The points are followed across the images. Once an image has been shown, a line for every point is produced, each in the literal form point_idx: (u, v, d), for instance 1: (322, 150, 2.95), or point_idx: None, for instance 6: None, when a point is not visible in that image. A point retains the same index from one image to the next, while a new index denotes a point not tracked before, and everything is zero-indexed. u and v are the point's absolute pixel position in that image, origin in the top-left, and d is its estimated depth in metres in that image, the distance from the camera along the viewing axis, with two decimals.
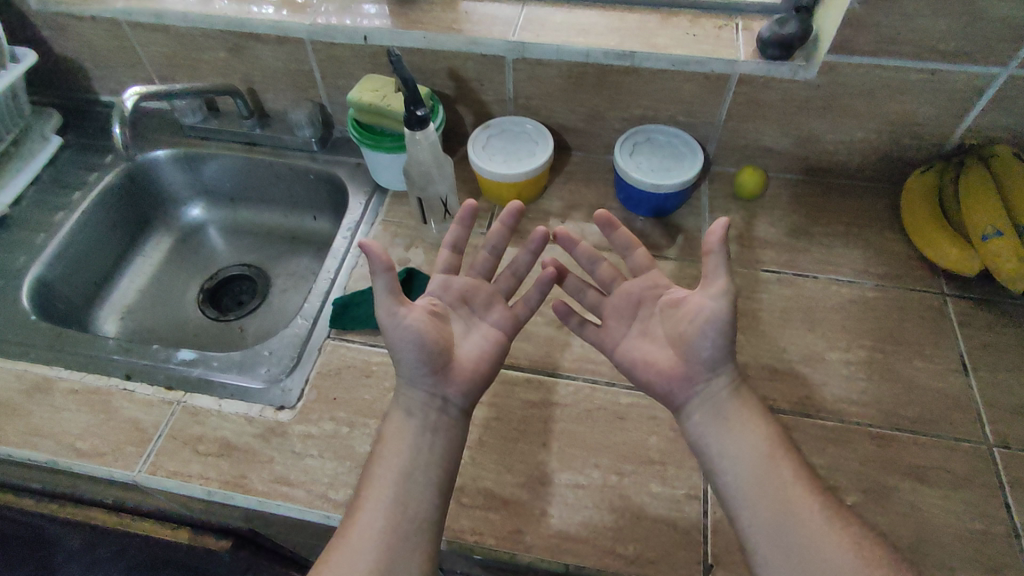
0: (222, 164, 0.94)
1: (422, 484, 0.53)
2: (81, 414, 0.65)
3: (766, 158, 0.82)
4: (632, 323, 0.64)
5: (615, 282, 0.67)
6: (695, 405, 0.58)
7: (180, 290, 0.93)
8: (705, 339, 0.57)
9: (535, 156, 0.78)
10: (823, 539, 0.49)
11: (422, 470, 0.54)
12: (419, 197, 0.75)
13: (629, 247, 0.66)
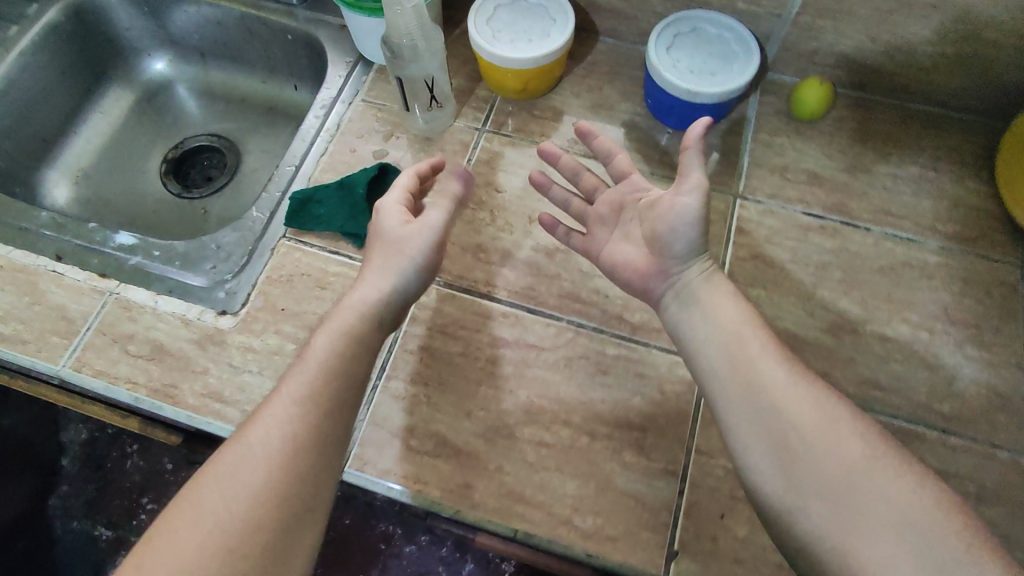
0: (187, 10, 0.79)
1: (320, 406, 0.44)
2: (4, 293, 0.58)
3: (840, 70, 0.65)
4: (614, 229, 0.55)
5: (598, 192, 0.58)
6: (671, 296, 0.50)
7: (142, 156, 0.83)
8: (679, 236, 0.48)
9: (549, 38, 0.63)
10: (804, 425, 0.40)
11: (320, 391, 0.45)
12: (401, 78, 0.62)
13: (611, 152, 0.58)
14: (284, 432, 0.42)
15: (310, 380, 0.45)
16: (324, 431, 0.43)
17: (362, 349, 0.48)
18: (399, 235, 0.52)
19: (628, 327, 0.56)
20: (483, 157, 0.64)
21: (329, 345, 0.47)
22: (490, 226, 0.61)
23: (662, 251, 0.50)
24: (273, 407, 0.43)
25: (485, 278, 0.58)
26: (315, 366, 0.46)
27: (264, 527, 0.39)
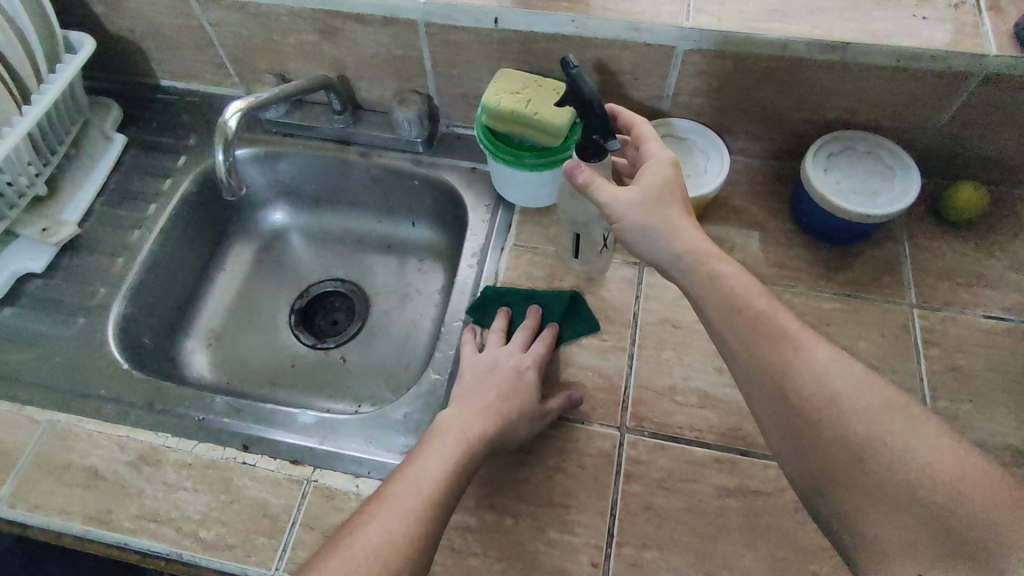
0: (309, 164, 0.81)
1: (435, 506, 0.47)
2: (199, 494, 0.56)
3: (980, 169, 0.67)
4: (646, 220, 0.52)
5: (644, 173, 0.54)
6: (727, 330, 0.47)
7: (269, 309, 0.82)
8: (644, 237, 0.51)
9: (704, 174, 0.65)
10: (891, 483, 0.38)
11: (435, 488, 0.48)
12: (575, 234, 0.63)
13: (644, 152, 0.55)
14: (398, 521, 0.45)
15: (428, 477, 0.48)
16: (434, 529, 0.46)
17: (475, 456, 0.51)
18: (532, 390, 0.56)
19: None
20: (651, 292, 0.64)
21: (448, 447, 0.51)
22: (678, 365, 0.60)
23: (647, 244, 0.52)
24: (392, 496, 0.47)
25: (689, 422, 0.57)
26: (435, 464, 0.49)
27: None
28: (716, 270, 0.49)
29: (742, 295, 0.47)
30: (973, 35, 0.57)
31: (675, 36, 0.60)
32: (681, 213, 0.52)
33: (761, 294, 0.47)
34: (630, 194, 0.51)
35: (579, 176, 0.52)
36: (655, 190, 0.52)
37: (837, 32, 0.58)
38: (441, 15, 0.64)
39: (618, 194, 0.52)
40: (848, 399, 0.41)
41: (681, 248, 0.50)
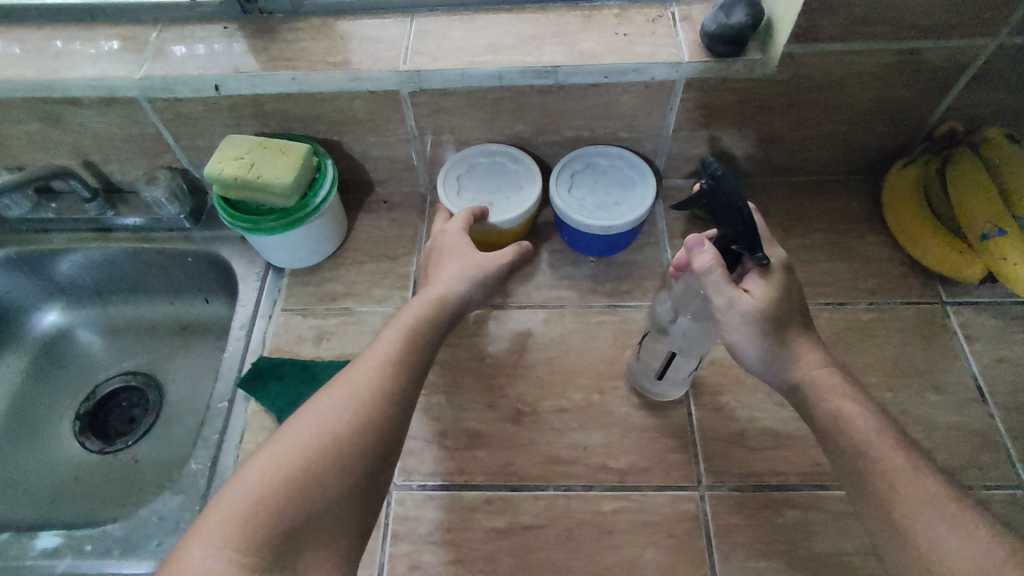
0: (73, 259, 0.75)
1: (368, 416, 0.44)
2: None
3: (724, 165, 0.71)
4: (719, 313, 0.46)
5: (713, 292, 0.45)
6: (786, 368, 0.45)
7: (50, 418, 0.75)
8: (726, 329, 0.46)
9: (520, 192, 0.65)
10: (947, 540, 0.37)
11: (371, 392, 0.45)
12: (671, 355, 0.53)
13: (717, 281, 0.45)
14: (332, 425, 0.43)
15: (374, 369, 0.46)
16: (370, 439, 0.43)
17: (412, 366, 0.48)
18: (464, 240, 0.57)
19: (617, 475, 0.55)
20: None
21: (392, 338, 0.49)
22: (449, 407, 0.58)
23: (762, 365, 0.46)
24: (323, 405, 0.44)
25: (460, 467, 0.55)
26: (367, 370, 0.46)
27: (290, 507, 0.40)
28: (813, 383, 0.45)
29: (833, 399, 0.44)
30: (670, 45, 0.60)
31: (395, 80, 0.60)
32: (805, 335, 0.46)
33: (843, 391, 0.44)
34: (749, 302, 0.44)
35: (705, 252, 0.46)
36: (767, 316, 0.45)
37: (547, 58, 0.60)
38: (159, 89, 0.61)
39: (737, 300, 0.44)
40: (916, 517, 0.39)
41: (799, 380, 0.45)
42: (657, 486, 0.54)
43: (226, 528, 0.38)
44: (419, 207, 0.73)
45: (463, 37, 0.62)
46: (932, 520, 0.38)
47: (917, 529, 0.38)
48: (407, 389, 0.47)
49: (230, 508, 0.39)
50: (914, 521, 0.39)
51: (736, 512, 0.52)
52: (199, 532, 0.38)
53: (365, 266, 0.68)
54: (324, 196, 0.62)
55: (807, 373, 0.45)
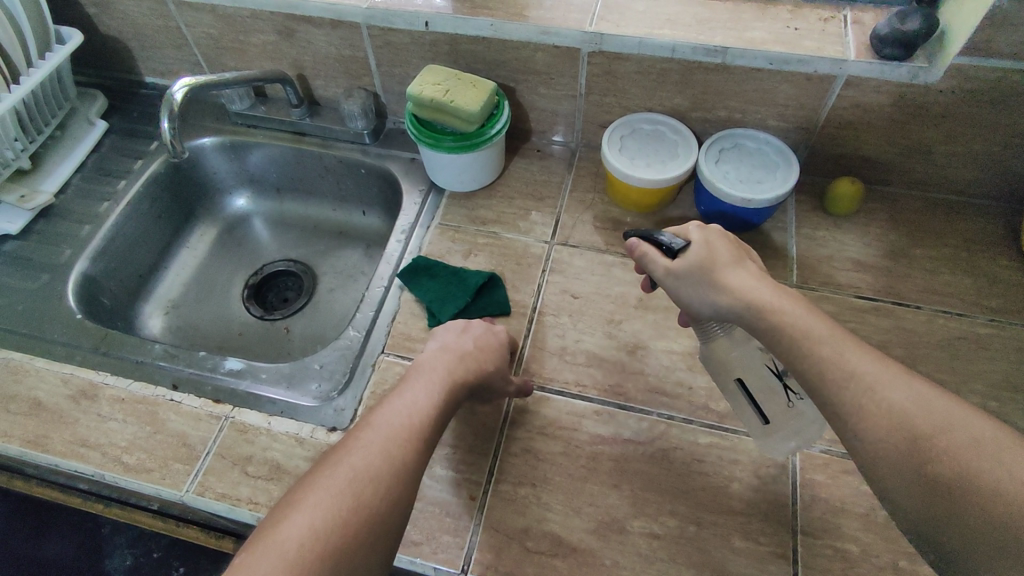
0: (269, 154, 0.89)
1: (423, 428, 0.50)
2: (127, 425, 0.62)
3: (864, 169, 0.74)
4: (676, 289, 0.54)
5: (661, 274, 0.55)
6: (728, 292, 0.50)
7: (225, 284, 0.89)
8: (688, 295, 0.53)
9: (678, 158, 0.71)
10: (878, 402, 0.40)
11: (425, 413, 0.52)
12: (749, 386, 0.53)
13: (652, 261, 0.56)
14: (394, 430, 0.49)
15: (434, 386, 0.54)
16: (422, 452, 0.49)
17: (453, 398, 0.55)
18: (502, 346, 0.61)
19: (715, 416, 0.60)
20: (556, 267, 0.71)
21: (433, 383, 0.54)
22: (572, 330, 0.66)
23: (711, 311, 0.51)
24: (367, 435, 0.48)
25: (575, 379, 0.63)
26: (426, 397, 0.53)
27: (360, 526, 0.43)
28: (756, 304, 0.48)
29: (779, 313, 0.46)
30: (838, 43, 0.65)
31: (579, 39, 0.68)
32: (746, 270, 0.51)
33: (787, 304, 0.47)
34: (678, 262, 0.53)
35: (637, 252, 0.58)
36: (702, 254, 0.52)
37: (719, 39, 0.66)
38: (379, 18, 0.73)
39: (668, 266, 0.54)
40: (870, 395, 0.40)
41: (743, 303, 0.48)
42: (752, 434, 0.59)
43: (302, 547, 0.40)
44: (568, 160, 0.81)
45: (644, 11, 0.69)
46: (884, 390, 0.40)
47: (876, 404, 0.40)
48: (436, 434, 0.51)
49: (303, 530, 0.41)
50: (877, 401, 0.40)
51: (822, 471, 0.57)
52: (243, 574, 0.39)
53: (513, 201, 0.77)
54: (498, 130, 0.71)
55: (751, 295, 0.48)
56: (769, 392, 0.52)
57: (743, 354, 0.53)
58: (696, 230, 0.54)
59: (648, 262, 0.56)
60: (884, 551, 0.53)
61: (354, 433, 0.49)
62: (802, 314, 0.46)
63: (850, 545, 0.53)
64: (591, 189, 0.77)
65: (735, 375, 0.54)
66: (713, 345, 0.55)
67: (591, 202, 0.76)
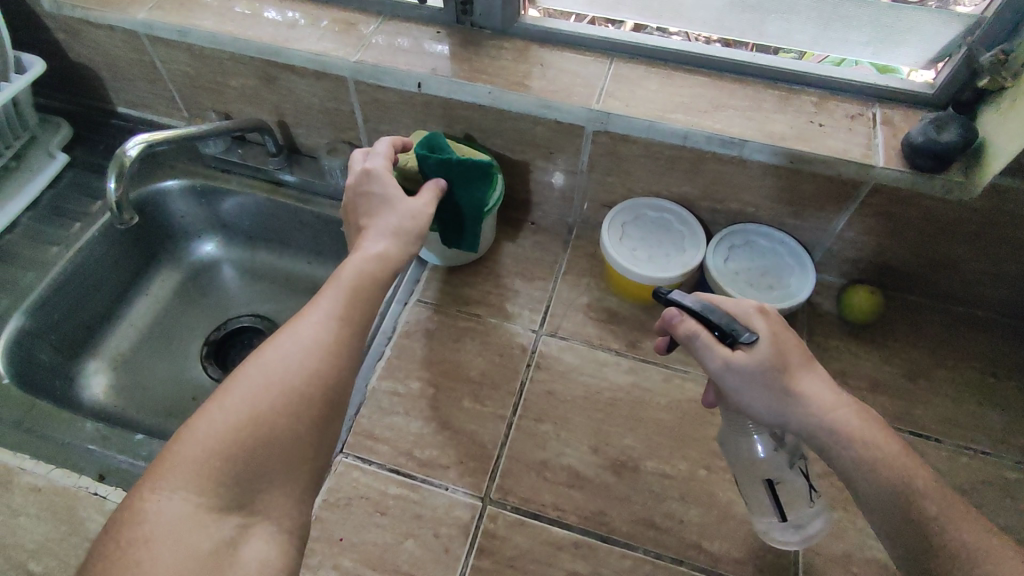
0: (242, 201, 0.82)
1: (333, 341, 0.46)
2: (41, 522, 0.54)
3: (883, 275, 0.68)
4: (749, 388, 0.48)
5: (725, 372, 0.48)
6: (806, 398, 0.47)
7: (183, 339, 0.82)
8: (755, 397, 0.48)
9: (683, 253, 0.65)
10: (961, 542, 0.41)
11: (322, 341, 0.46)
12: (766, 484, 0.51)
13: (707, 345, 0.49)
14: (321, 331, 0.46)
15: (341, 288, 0.49)
16: (341, 371, 0.46)
17: (366, 309, 0.50)
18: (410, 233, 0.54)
19: (708, 558, 0.53)
20: (541, 362, 0.64)
21: (337, 291, 0.49)
22: (554, 440, 0.59)
23: (773, 415, 0.48)
24: (286, 335, 0.46)
25: (553, 501, 0.56)
26: (321, 313, 0.47)
27: (221, 490, 0.40)
28: (836, 424, 0.46)
29: (859, 445, 0.45)
30: (865, 145, 0.59)
31: (583, 117, 0.62)
32: (815, 373, 0.48)
33: (868, 430, 0.46)
34: (743, 358, 0.48)
35: (680, 327, 0.50)
36: (773, 351, 0.48)
37: (736, 129, 0.60)
38: (367, 74, 0.67)
39: (731, 360, 0.48)
40: (941, 522, 0.42)
41: (824, 422, 0.46)
42: None
43: (222, 469, 0.40)
44: (564, 237, 0.75)
45: (656, 90, 0.64)
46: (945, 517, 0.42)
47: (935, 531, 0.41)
48: (355, 344, 0.48)
49: (279, 465, 0.42)
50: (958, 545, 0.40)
51: None
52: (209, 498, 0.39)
53: (502, 279, 0.71)
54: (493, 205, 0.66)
55: (829, 415, 0.46)
56: (788, 486, 0.50)
57: (775, 453, 0.51)
58: (758, 319, 0.49)
59: (711, 352, 0.49)
60: None
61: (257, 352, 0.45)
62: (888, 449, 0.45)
63: None
64: (586, 272, 0.71)
65: (763, 475, 0.51)
66: (739, 435, 0.53)
67: (586, 288, 0.70)
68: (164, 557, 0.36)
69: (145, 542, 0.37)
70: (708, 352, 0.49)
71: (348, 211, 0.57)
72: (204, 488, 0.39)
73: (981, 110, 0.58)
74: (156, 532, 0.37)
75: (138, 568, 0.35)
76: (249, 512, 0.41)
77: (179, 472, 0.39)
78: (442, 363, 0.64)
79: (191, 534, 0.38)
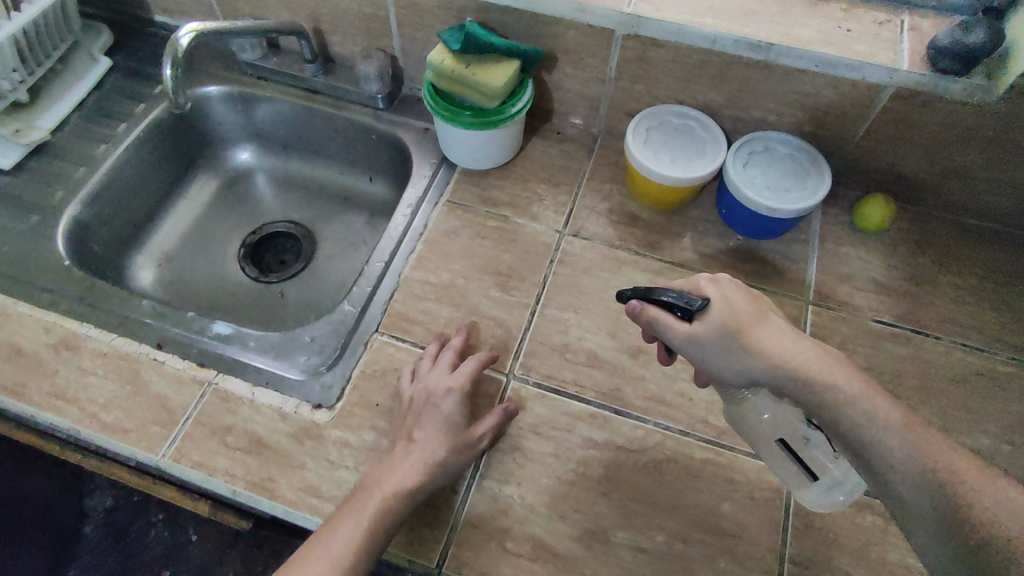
0: (277, 109, 0.85)
1: (360, 548, 0.48)
2: (108, 381, 0.60)
3: (899, 186, 0.70)
4: (716, 351, 0.49)
5: (687, 344, 0.51)
6: (766, 351, 0.47)
7: (222, 241, 0.86)
8: (722, 360, 0.49)
9: (705, 157, 0.67)
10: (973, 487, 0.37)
11: (350, 551, 0.48)
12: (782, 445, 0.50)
13: (666, 324, 0.52)
14: (342, 549, 0.48)
15: (377, 496, 0.50)
16: (365, 562, 0.48)
17: (395, 509, 0.51)
18: (455, 419, 0.55)
19: (714, 431, 0.58)
20: (565, 258, 0.68)
21: (363, 507, 0.50)
22: (575, 326, 0.63)
23: (744, 376, 0.49)
24: (316, 548, 0.48)
25: (573, 378, 0.60)
26: (349, 527, 0.49)
27: None
28: (799, 371, 0.46)
29: (833, 390, 0.44)
30: (891, 50, 0.60)
31: (615, 20, 0.64)
32: (771, 325, 0.49)
33: (832, 373, 0.44)
34: (699, 326, 0.50)
35: (644, 316, 0.53)
36: (721, 313, 0.50)
37: (765, 33, 0.62)
38: None
39: (688, 331, 0.50)
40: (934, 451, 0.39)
41: (786, 367, 0.46)
42: None
43: None
44: (588, 146, 0.77)
45: None
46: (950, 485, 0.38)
47: (961, 508, 0.37)
48: (376, 548, 0.49)
49: None
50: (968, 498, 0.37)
51: None
52: None
53: (528, 185, 0.74)
54: (519, 109, 0.68)
55: (793, 360, 0.46)
56: (808, 446, 0.49)
57: (786, 415, 0.50)
58: (709, 286, 0.52)
59: (675, 334, 0.51)
60: None
61: (304, 550, 0.49)
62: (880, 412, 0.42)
63: None
64: (610, 179, 0.74)
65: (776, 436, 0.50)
66: (741, 407, 0.52)
67: (609, 193, 0.73)
68: None
69: None
70: (666, 331, 0.52)
71: (399, 420, 0.56)
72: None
73: (1011, 14, 0.58)
74: None
75: None
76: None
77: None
78: (471, 259, 0.68)
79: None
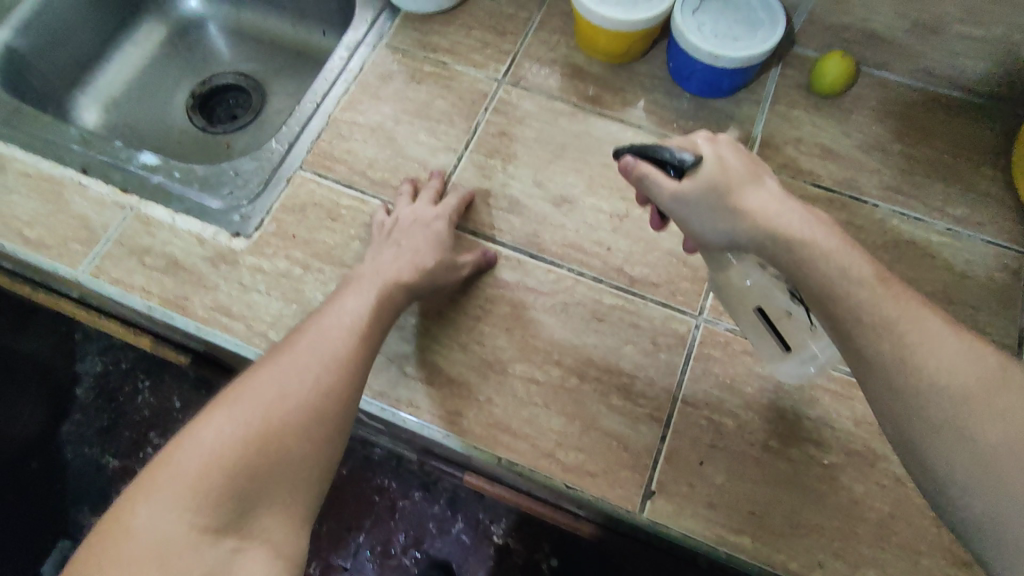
0: None
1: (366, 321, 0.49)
2: (32, 200, 0.60)
3: (865, 47, 0.65)
4: (706, 211, 0.44)
5: (678, 204, 0.45)
6: (756, 211, 0.43)
7: (170, 89, 0.84)
8: (711, 223, 0.44)
9: (653, 1, 0.62)
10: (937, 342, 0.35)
11: (354, 323, 0.49)
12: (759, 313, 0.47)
13: (657, 181, 0.46)
14: (344, 322, 0.49)
15: (375, 283, 0.52)
16: (368, 341, 0.49)
17: (396, 297, 0.52)
18: (443, 238, 0.57)
19: (626, 279, 0.58)
20: (500, 107, 0.65)
21: (366, 287, 0.52)
22: (501, 174, 0.62)
23: (731, 237, 0.44)
24: (315, 323, 0.48)
25: (492, 223, 0.60)
26: (350, 305, 0.50)
27: (258, 435, 0.41)
28: (785, 229, 0.41)
29: (810, 245, 0.40)
30: None
31: None
32: (761, 189, 0.44)
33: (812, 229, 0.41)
34: (690, 183, 0.44)
35: (634, 173, 0.47)
36: (714, 170, 0.44)
37: None
38: None
39: (679, 188, 0.45)
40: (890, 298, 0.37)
41: (771, 227, 0.42)
42: (730, 328, 0.56)
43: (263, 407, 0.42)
44: None
45: None
46: (924, 349, 0.35)
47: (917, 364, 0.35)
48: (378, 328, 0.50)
49: (319, 399, 0.44)
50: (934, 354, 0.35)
51: (720, 348, 0.55)
52: (220, 414, 0.41)
53: (472, 32, 0.70)
54: None
55: (782, 218, 0.42)
56: (787, 318, 0.46)
57: (766, 283, 0.46)
58: (705, 144, 0.46)
59: (668, 192, 0.45)
60: (760, 429, 0.52)
61: (301, 328, 0.48)
62: (873, 289, 0.37)
63: (727, 420, 0.53)
64: (559, 30, 0.70)
65: (755, 304, 0.47)
66: (726, 271, 0.48)
67: (556, 45, 0.69)
68: (196, 479, 0.38)
69: (173, 468, 0.38)
70: (657, 188, 0.46)
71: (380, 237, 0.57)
72: (203, 502, 0.38)
73: None
74: (183, 447, 0.39)
75: (163, 505, 0.37)
76: (245, 532, 0.39)
77: (170, 491, 0.38)
78: (404, 103, 0.66)
79: (185, 553, 0.36)
